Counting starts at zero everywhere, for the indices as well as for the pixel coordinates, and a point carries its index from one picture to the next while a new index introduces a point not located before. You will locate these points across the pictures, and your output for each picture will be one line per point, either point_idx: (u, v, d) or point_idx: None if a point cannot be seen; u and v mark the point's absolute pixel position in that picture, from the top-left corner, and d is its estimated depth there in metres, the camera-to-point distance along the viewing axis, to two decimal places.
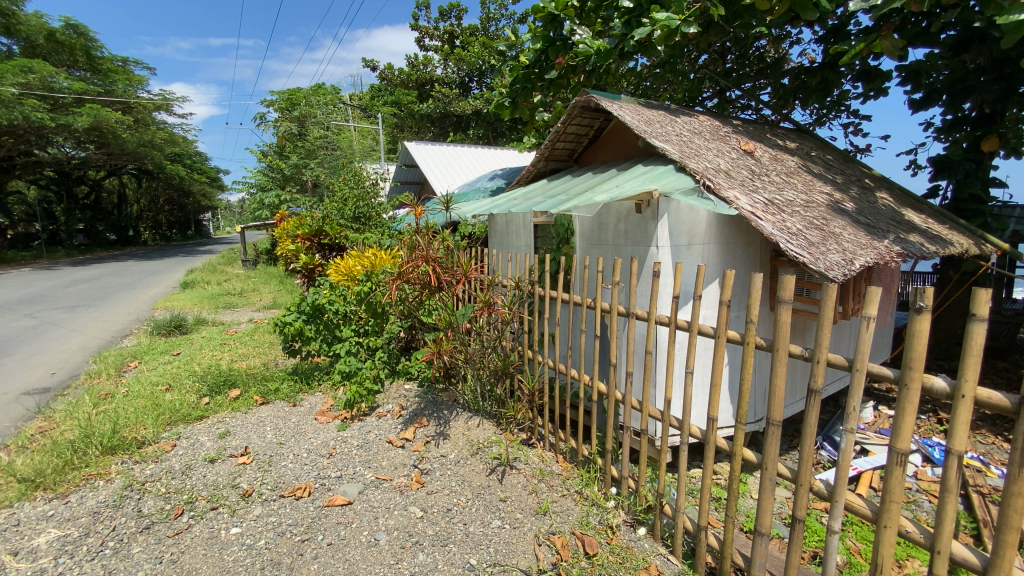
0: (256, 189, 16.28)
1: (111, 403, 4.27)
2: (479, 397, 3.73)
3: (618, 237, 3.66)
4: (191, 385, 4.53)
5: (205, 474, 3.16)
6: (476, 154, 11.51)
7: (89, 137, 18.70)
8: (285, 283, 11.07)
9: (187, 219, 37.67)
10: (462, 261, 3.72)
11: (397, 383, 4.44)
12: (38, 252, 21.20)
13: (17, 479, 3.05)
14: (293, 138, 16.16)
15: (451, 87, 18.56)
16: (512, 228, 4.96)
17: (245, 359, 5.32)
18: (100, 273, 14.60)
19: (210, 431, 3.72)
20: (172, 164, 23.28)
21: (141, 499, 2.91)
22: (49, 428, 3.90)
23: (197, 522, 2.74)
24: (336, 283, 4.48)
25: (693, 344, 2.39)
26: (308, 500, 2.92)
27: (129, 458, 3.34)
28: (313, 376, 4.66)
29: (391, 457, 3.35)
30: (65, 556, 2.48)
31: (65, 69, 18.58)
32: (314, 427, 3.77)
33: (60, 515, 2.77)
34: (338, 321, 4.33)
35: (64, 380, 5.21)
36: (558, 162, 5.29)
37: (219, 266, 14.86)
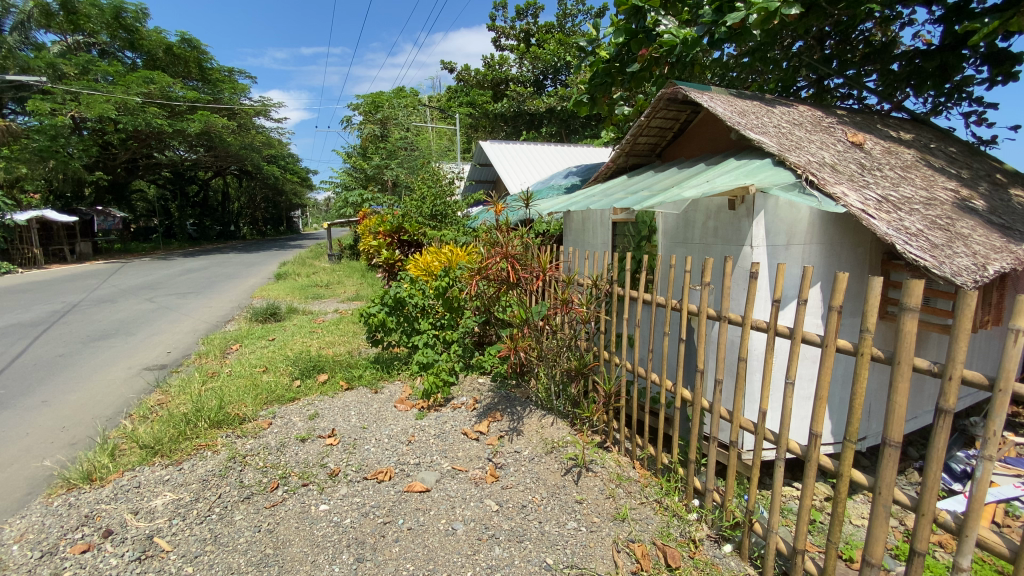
0: (341, 188, 17.29)
1: (216, 381, 4.70)
2: (553, 396, 3.69)
3: (706, 235, 3.47)
4: (285, 368, 4.89)
5: (297, 452, 3.38)
6: (551, 152, 11.49)
7: (200, 141, 20.77)
8: (367, 276, 11.65)
9: (280, 216, 40.86)
10: (541, 257, 3.67)
11: (472, 376, 4.49)
12: (157, 245, 23.88)
13: (140, 445, 3.42)
14: (375, 139, 17.02)
15: (525, 85, 18.73)
16: (589, 225, 4.86)
17: (331, 347, 5.65)
18: (207, 264, 16.19)
19: (301, 412, 3.97)
20: (269, 165, 25.32)
21: (242, 471, 3.16)
22: (166, 401, 4.35)
23: (291, 497, 2.93)
24: (416, 278, 4.62)
25: (794, 351, 2.20)
26: (388, 484, 3.03)
27: (232, 432, 3.64)
28: (393, 365, 4.84)
29: (467, 448, 3.40)
30: (179, 518, 2.74)
31: (181, 80, 20.76)
32: (393, 415, 3.91)
33: (175, 480, 3.07)
34: (417, 314, 4.45)
35: (178, 358, 5.81)
36: (639, 157, 5.12)
37: (308, 259, 15.95)
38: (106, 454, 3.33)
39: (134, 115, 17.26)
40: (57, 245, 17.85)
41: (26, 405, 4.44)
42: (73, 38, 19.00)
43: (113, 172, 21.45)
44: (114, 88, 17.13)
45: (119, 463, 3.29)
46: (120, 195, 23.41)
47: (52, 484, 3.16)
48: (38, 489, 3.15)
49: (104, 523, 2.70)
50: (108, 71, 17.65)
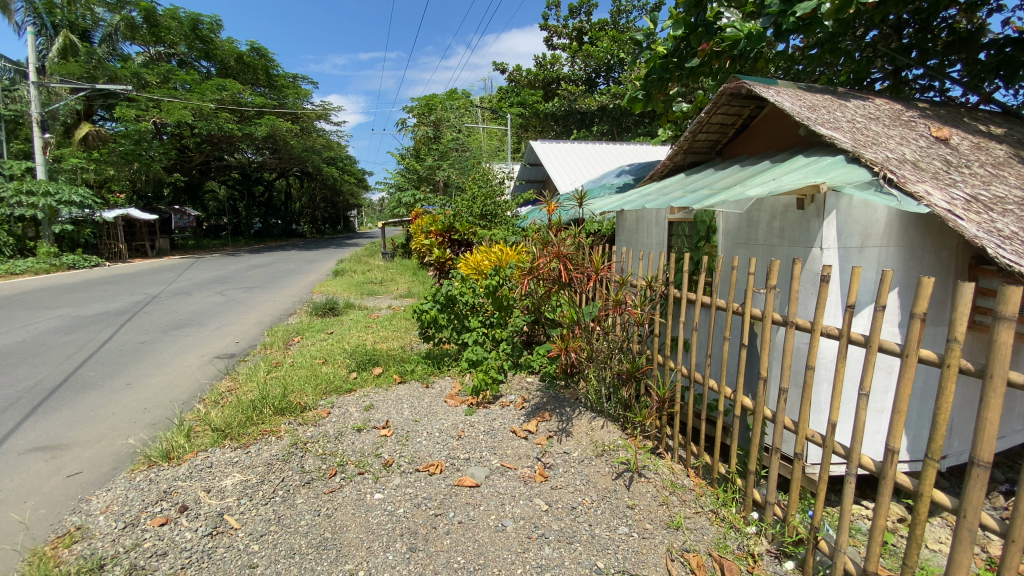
0: (395, 188, 17.84)
1: (280, 370, 4.97)
2: (603, 398, 3.63)
3: (771, 236, 3.31)
4: (343, 361, 5.10)
5: (353, 441, 3.51)
6: (602, 152, 11.35)
7: (266, 144, 22.04)
8: (418, 274, 11.96)
9: (337, 216, 42.67)
10: (594, 257, 3.62)
11: (520, 374, 4.49)
12: (226, 242, 25.51)
13: (212, 428, 3.66)
14: (428, 141, 17.43)
15: (577, 84, 18.68)
16: (643, 225, 4.75)
17: (385, 341, 5.84)
18: (271, 260, 17.15)
19: (358, 403, 4.13)
20: (328, 167, 26.51)
21: (303, 457, 3.31)
22: (235, 387, 4.65)
23: (348, 484, 3.04)
24: (466, 276, 4.67)
25: (869, 361, 2.06)
26: (439, 477, 3.09)
27: (294, 419, 3.84)
28: (444, 361, 4.94)
29: (515, 446, 3.40)
30: (246, 498, 2.91)
31: (250, 87, 22.10)
32: (444, 409, 3.99)
33: (242, 462, 3.27)
34: (468, 311, 4.49)
35: (245, 348, 6.18)
36: (698, 154, 4.97)
37: (363, 257, 16.59)
38: (183, 435, 3.59)
39: (208, 120, 18.56)
40: (139, 241, 19.41)
41: (113, 387, 4.85)
42: (155, 50, 20.58)
43: (189, 174, 23.12)
44: (191, 95, 18.43)
45: (193, 444, 3.53)
46: (194, 195, 25.17)
47: (135, 461, 3.44)
48: (124, 464, 3.44)
49: (180, 499, 2.91)
50: (185, 80, 19.00)
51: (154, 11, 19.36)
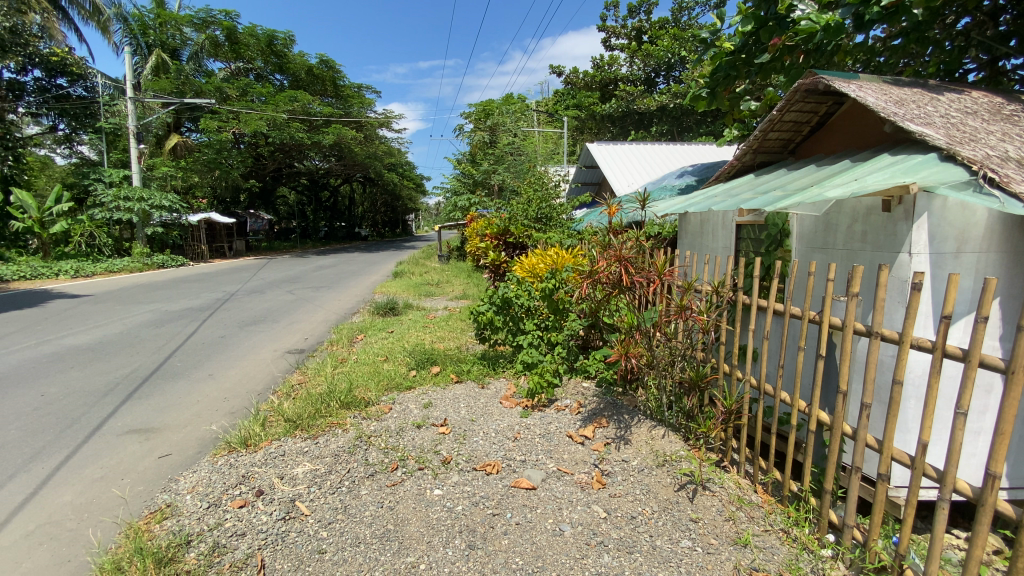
0: (452, 193, 18.28)
1: (345, 366, 5.22)
2: (664, 407, 3.50)
3: (852, 239, 3.10)
4: (403, 359, 5.27)
5: (414, 437, 3.62)
6: (661, 153, 11.08)
7: (333, 151, 23.23)
8: (473, 276, 12.19)
9: (396, 220, 44.27)
10: (657, 261, 3.52)
11: (576, 379, 4.42)
12: (295, 244, 27.07)
13: (285, 418, 3.90)
14: (485, 146, 17.73)
15: (636, 84, 18.46)
16: (708, 228, 4.59)
17: (442, 341, 5.98)
18: (336, 262, 18.06)
19: (417, 400, 4.25)
20: (389, 172, 27.56)
21: (367, 450, 3.45)
22: (304, 380, 4.93)
23: (409, 478, 3.13)
24: (522, 279, 4.69)
25: (968, 377, 1.88)
26: (496, 477, 3.12)
27: (359, 413, 4.01)
28: (499, 362, 4.98)
29: (572, 451, 3.37)
30: (316, 486, 3.07)
31: (319, 97, 23.39)
32: (499, 410, 4.02)
33: (312, 452, 3.45)
34: (522, 313, 4.51)
35: (313, 344, 6.54)
36: (769, 154, 4.77)
37: (421, 259, 17.11)
38: (259, 424, 3.83)
39: (280, 130, 19.83)
40: (219, 243, 20.98)
41: (197, 377, 5.25)
42: (235, 65, 22.18)
43: (263, 180, 24.75)
44: (267, 106, 19.77)
45: (268, 432, 3.76)
46: (267, 201, 26.91)
47: (216, 446, 3.71)
48: (207, 449, 3.72)
49: (257, 483, 3.11)
50: (262, 93, 20.43)
51: (235, 29, 20.89)
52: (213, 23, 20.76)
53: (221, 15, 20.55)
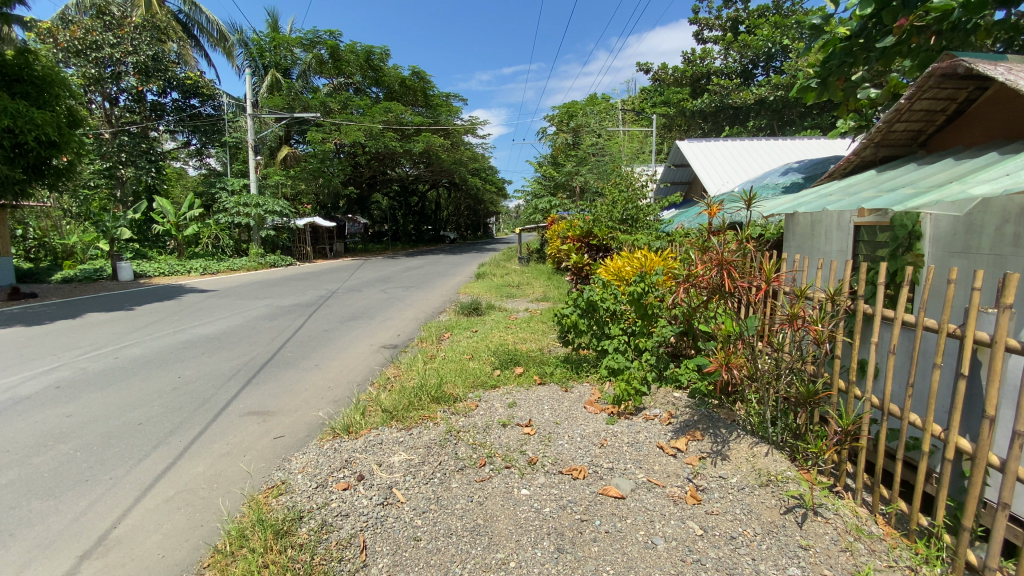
0: (533, 196, 18.47)
1: (435, 362, 5.46)
2: (767, 423, 3.26)
3: (1002, 243, 2.71)
4: (487, 358, 5.40)
5: (500, 435, 3.68)
6: (758, 151, 10.38)
7: (422, 158, 24.42)
8: (554, 278, 12.22)
9: (478, 223, 45.59)
10: (764, 265, 3.29)
11: (665, 388, 4.21)
12: (385, 246, 28.78)
13: (382, 409, 4.17)
14: (568, 147, 17.74)
15: (731, 77, 17.63)
16: (820, 230, 4.20)
17: (525, 342, 6.04)
18: (423, 263, 18.93)
19: (502, 399, 4.33)
20: (473, 177, 28.45)
21: (457, 444, 3.57)
22: (398, 374, 5.23)
23: (496, 475, 3.19)
24: (608, 283, 4.56)
25: None
26: (583, 483, 3.08)
27: (448, 408, 4.17)
28: (582, 366, 4.90)
29: (664, 463, 3.24)
30: (410, 475, 3.23)
31: (411, 107, 24.72)
32: (584, 415, 3.96)
33: (407, 442, 3.63)
34: (608, 317, 4.39)
35: (405, 340, 6.91)
36: (894, 147, 4.30)
37: (502, 261, 17.46)
38: (359, 413, 4.11)
39: (376, 139, 21.22)
40: (321, 245, 22.81)
41: (305, 367, 5.75)
42: (337, 81, 23.92)
43: (359, 187, 26.61)
44: (364, 118, 21.29)
45: (367, 421, 4.03)
46: (363, 206, 28.90)
47: (323, 431, 4.02)
48: (314, 433, 4.05)
49: (358, 468, 3.33)
50: (360, 105, 21.93)
51: (337, 47, 22.62)
52: (319, 43, 22.61)
53: (326, 35, 22.34)
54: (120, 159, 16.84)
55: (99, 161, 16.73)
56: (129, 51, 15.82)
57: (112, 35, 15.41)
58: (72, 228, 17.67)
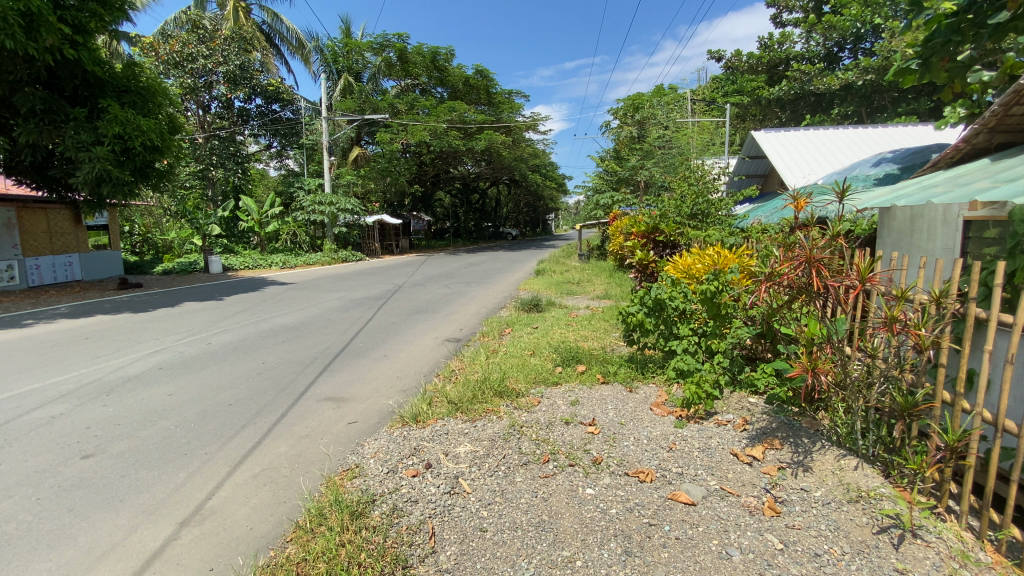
0: (594, 191, 18.22)
1: (497, 356, 5.52)
2: (858, 434, 3.01)
3: None
4: (549, 354, 5.39)
5: (563, 433, 3.66)
6: (845, 141, 9.62)
7: (484, 156, 24.76)
8: (616, 275, 11.99)
9: (537, 219, 45.70)
10: (858, 262, 3.05)
11: (739, 393, 4.00)
12: (448, 243, 29.51)
13: (447, 401, 4.27)
14: (632, 141, 17.32)
15: (813, 62, 16.61)
16: (921, 224, 3.69)
17: (586, 340, 5.96)
18: (484, 259, 19.20)
19: (564, 396, 4.30)
20: (534, 174, 28.50)
21: (520, 439, 3.59)
22: (462, 367, 5.34)
23: (561, 472, 3.17)
24: (677, 280, 4.38)
25: None
26: (651, 486, 2.98)
27: (511, 403, 4.20)
28: (648, 367, 4.76)
29: (738, 471, 3.08)
30: (476, 466, 3.29)
31: (474, 106, 25.11)
32: (650, 417, 3.84)
33: (472, 434, 3.70)
34: (677, 316, 4.21)
35: (468, 334, 7.04)
36: (1011, 133, 3.84)
37: (562, 258, 17.37)
38: (426, 403, 4.24)
39: (441, 138, 21.81)
40: (388, 241, 23.75)
41: (375, 357, 6.01)
42: (405, 82, 24.71)
43: (424, 185, 27.45)
44: (430, 118, 21.87)
45: (434, 411, 4.15)
46: (427, 203, 29.79)
47: (392, 419, 4.19)
48: (384, 420, 4.23)
49: (426, 456, 3.44)
50: (426, 105, 22.51)
51: (405, 50, 23.36)
52: (387, 46, 23.45)
53: (395, 38, 23.13)
54: (212, 161, 18.40)
55: (194, 164, 18.36)
56: (220, 62, 17.21)
57: (205, 47, 16.86)
58: (171, 225, 19.49)
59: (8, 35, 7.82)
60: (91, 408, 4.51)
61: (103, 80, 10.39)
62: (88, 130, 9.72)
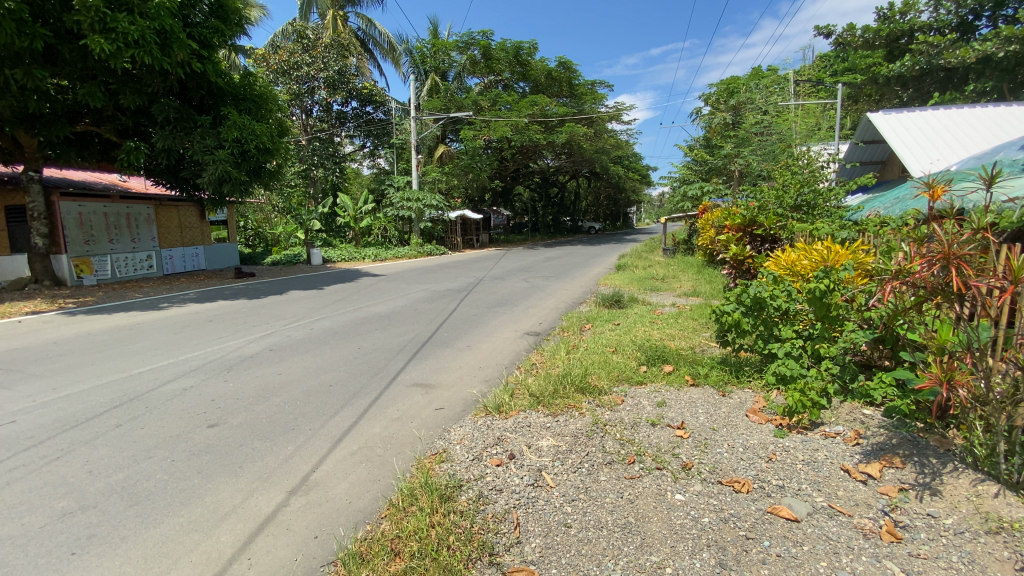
0: (680, 183, 17.43)
1: (578, 352, 5.47)
2: (1000, 457, 2.61)
3: None
4: (632, 353, 5.23)
5: (650, 434, 3.53)
6: (986, 121, 8.35)
7: (564, 149, 24.58)
8: (704, 271, 11.39)
9: (617, 213, 44.62)
10: (1012, 257, 2.64)
11: (850, 403, 3.62)
12: (526, 237, 29.73)
13: (529, 394, 4.30)
14: (725, 128, 16.28)
15: (943, 32, 14.64)
16: None
17: (673, 339, 5.72)
18: (563, 253, 19.11)
19: (650, 397, 4.16)
20: (616, 167, 27.83)
21: (604, 437, 3.52)
22: (542, 361, 5.36)
23: (647, 475, 3.07)
24: (782, 278, 4.04)
25: None
26: (748, 498, 2.80)
27: (593, 400, 4.14)
28: (743, 370, 4.46)
29: (850, 489, 2.80)
30: (559, 461, 3.28)
31: (556, 99, 24.96)
32: (745, 424, 3.60)
33: (554, 429, 3.70)
34: (778, 317, 3.92)
35: (547, 328, 7.05)
36: None
37: (644, 252, 16.81)
38: (508, 395, 4.31)
39: (522, 133, 22.02)
40: (470, 235, 24.38)
41: (458, 347, 6.20)
42: (488, 79, 25.09)
43: (505, 179, 27.83)
44: (512, 113, 22.09)
45: (515, 403, 4.20)
46: (507, 198, 30.19)
47: (476, 408, 4.29)
48: (469, 409, 4.34)
49: (509, 447, 3.49)
50: (508, 100, 22.72)
51: (490, 46, 23.69)
52: (473, 44, 23.93)
53: (479, 36, 23.54)
54: (314, 161, 20.01)
55: (299, 165, 20.06)
56: (321, 68, 18.62)
57: (308, 56, 18.35)
58: (279, 220, 21.43)
59: (147, 51, 8.92)
60: (215, 383, 5.09)
61: (224, 90, 11.61)
62: (212, 136, 10.92)
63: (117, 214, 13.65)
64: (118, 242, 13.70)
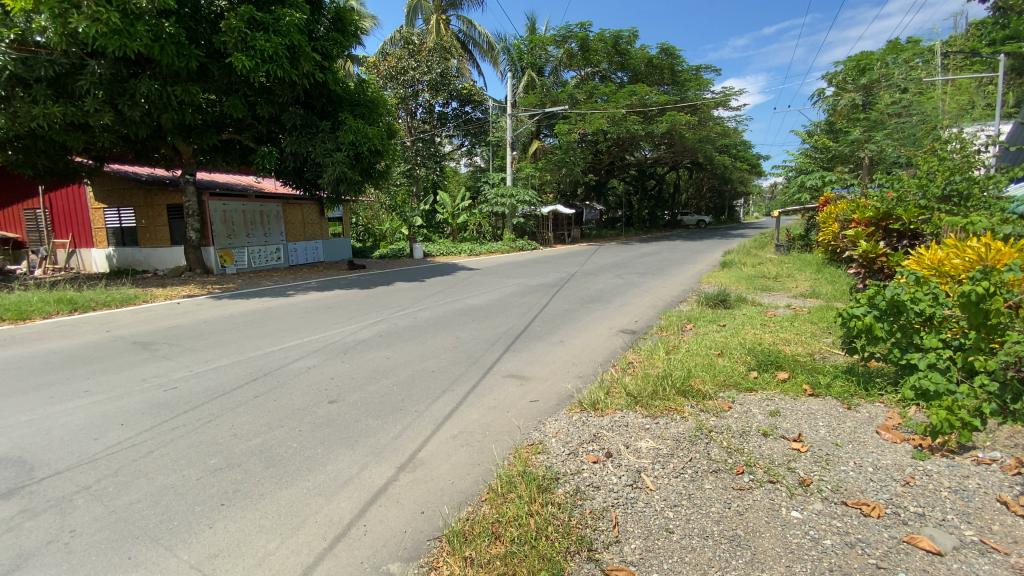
0: (796, 172, 15.93)
1: (679, 353, 5.25)
2: None
3: None
4: (741, 357, 4.90)
5: (760, 445, 3.30)
6: None
7: (664, 139, 23.56)
8: (823, 270, 10.32)
9: (721, 206, 41.83)
10: None
11: (1012, 426, 3.14)
12: (621, 232, 29.01)
13: (626, 393, 4.22)
14: (853, 111, 14.56)
15: None
16: None
17: (787, 344, 5.27)
18: (659, 249, 18.38)
19: (761, 405, 3.87)
20: (720, 156, 26.12)
21: (708, 444, 3.36)
22: (639, 360, 5.23)
23: (758, 487, 2.88)
24: (926, 279, 3.56)
25: None
26: (878, 523, 2.51)
27: (696, 404, 3.96)
28: (874, 382, 4.00)
29: (1010, 526, 2.40)
30: (659, 464, 3.19)
31: (657, 87, 23.97)
32: (876, 441, 3.23)
33: (653, 431, 3.60)
34: (921, 323, 3.46)
35: (644, 326, 6.84)
36: None
37: (752, 249, 15.60)
38: (604, 393, 4.26)
39: (619, 125, 21.45)
40: (562, 230, 24.35)
41: (552, 341, 6.25)
42: (585, 71, 24.77)
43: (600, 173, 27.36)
44: (609, 105, 21.64)
45: (611, 401, 4.14)
46: (601, 192, 29.69)
47: (571, 403, 4.30)
48: (564, 403, 4.36)
49: (606, 445, 3.46)
50: (605, 92, 22.24)
51: (587, 38, 23.35)
52: (570, 37, 23.70)
53: (577, 28, 23.29)
54: (417, 161, 21.21)
55: (404, 164, 21.38)
56: (424, 71, 19.66)
57: (414, 61, 19.44)
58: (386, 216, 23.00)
59: (279, 65, 10.00)
60: (333, 363, 5.63)
61: (341, 97, 12.68)
62: (331, 139, 11.98)
63: (253, 211, 15.54)
64: (254, 236, 15.66)
